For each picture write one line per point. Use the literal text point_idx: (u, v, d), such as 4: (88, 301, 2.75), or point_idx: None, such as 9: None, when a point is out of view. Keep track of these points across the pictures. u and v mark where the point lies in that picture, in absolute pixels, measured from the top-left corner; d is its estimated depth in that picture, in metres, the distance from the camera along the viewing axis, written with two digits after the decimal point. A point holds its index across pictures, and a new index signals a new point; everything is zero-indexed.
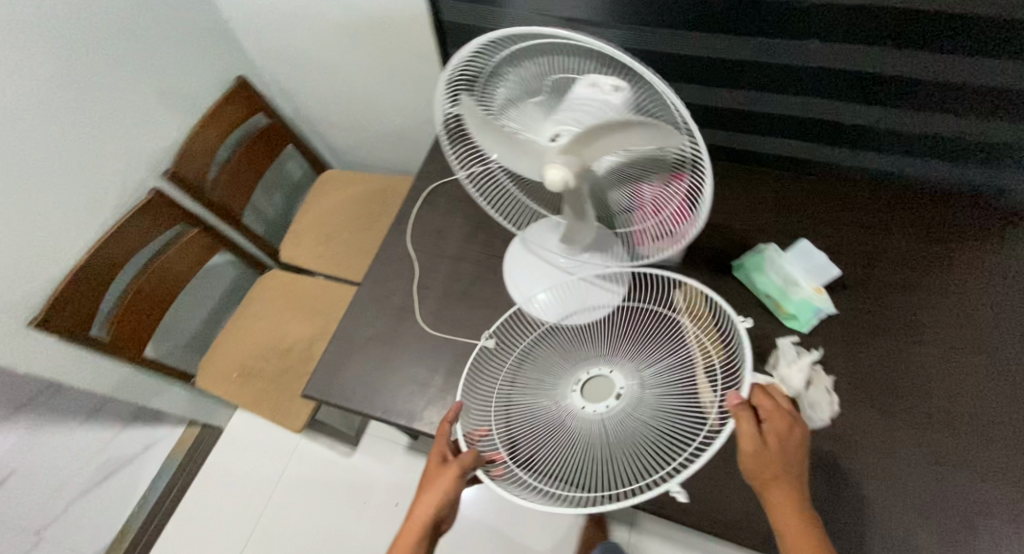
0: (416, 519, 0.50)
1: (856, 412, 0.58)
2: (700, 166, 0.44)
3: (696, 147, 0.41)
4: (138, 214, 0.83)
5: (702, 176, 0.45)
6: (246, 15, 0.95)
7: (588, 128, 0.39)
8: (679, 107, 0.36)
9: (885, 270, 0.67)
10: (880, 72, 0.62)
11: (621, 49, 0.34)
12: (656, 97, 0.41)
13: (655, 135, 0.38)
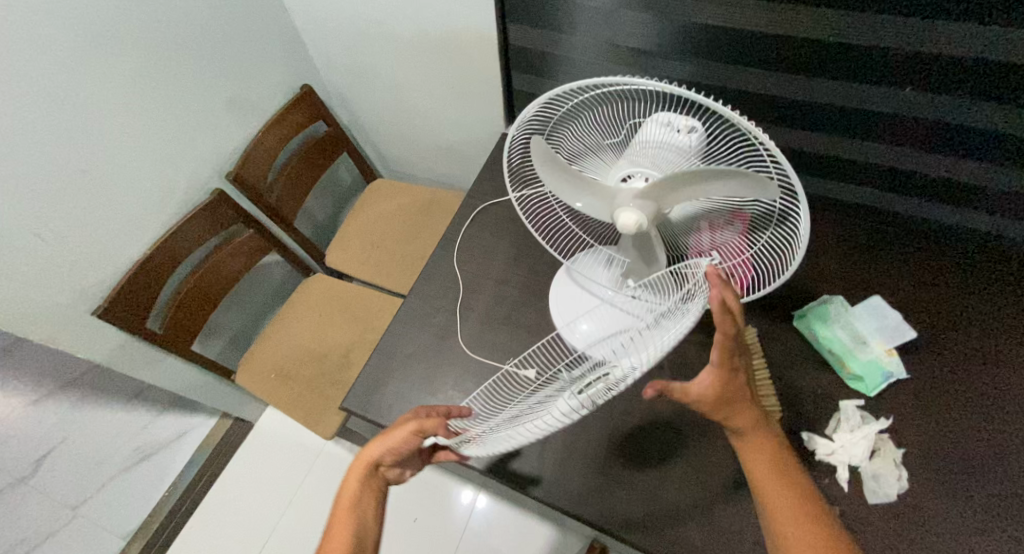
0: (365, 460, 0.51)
1: (928, 492, 0.53)
2: (789, 219, 0.45)
3: (794, 199, 0.43)
4: (199, 214, 0.87)
5: (787, 231, 0.46)
6: (318, 28, 0.99)
7: (670, 177, 0.39)
8: (779, 161, 0.35)
9: (965, 336, 0.62)
10: (979, 126, 0.58)
11: (723, 103, 0.34)
12: (750, 146, 0.44)
13: (752, 186, 0.37)
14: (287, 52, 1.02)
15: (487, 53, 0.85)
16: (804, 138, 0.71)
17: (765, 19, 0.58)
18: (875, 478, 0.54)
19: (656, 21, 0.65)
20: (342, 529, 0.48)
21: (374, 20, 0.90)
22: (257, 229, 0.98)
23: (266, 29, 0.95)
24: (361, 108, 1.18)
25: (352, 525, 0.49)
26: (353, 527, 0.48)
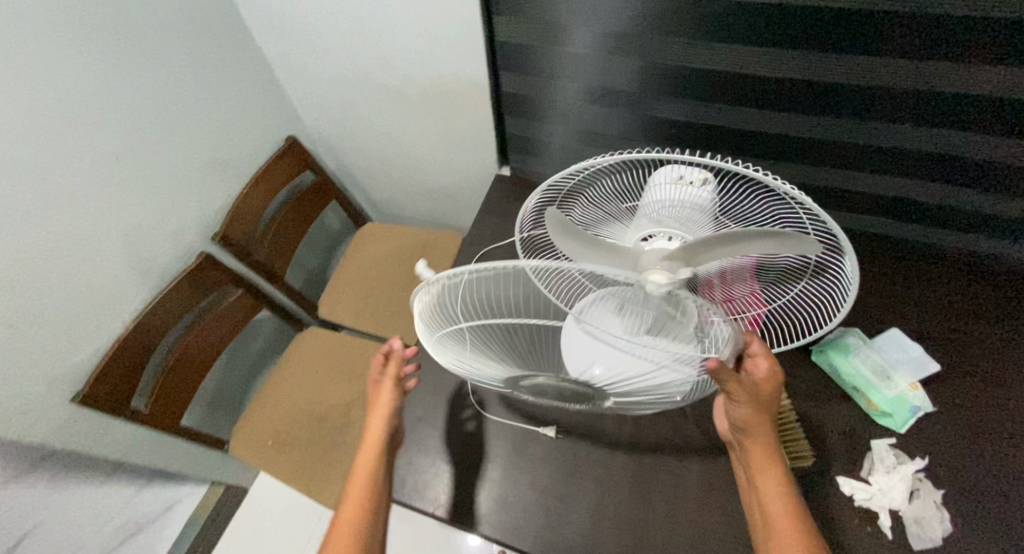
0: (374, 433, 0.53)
1: (973, 532, 0.52)
2: (822, 273, 0.47)
3: (831, 258, 0.45)
4: (186, 280, 0.83)
5: (819, 282, 0.48)
6: (300, 80, 0.98)
7: (710, 242, 0.38)
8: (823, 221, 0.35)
9: (983, 362, 0.62)
10: (977, 160, 0.59)
11: (770, 172, 0.34)
12: (777, 209, 0.45)
13: (792, 246, 0.37)
14: (269, 104, 1.00)
15: (477, 100, 0.85)
16: (802, 171, 0.70)
17: (761, 60, 0.58)
18: (917, 521, 0.52)
19: (649, 67, 0.65)
20: (356, 500, 0.49)
21: (360, 70, 0.89)
22: (245, 289, 0.95)
23: (247, 82, 0.93)
24: (348, 154, 1.16)
25: (364, 493, 0.50)
26: (367, 493, 0.50)
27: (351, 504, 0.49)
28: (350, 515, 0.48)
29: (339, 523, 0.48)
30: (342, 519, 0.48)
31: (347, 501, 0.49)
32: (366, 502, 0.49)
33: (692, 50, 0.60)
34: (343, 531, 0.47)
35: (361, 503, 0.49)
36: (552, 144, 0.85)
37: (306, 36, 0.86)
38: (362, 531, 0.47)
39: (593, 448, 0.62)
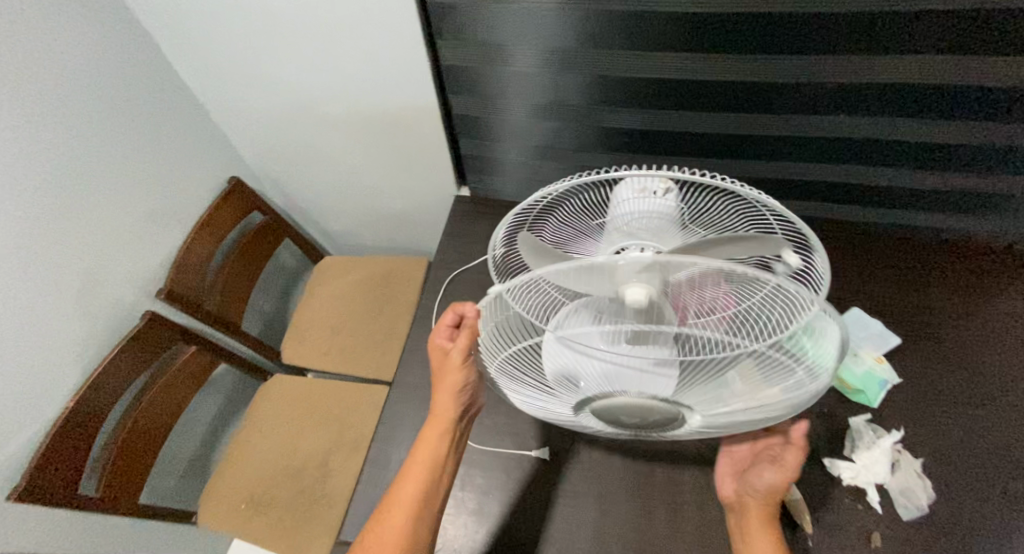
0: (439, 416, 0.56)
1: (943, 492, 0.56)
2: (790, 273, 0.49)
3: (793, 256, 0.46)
4: (133, 344, 0.76)
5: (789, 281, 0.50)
6: (237, 118, 0.93)
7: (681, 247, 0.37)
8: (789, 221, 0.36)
9: (936, 329, 0.68)
10: (907, 142, 0.63)
11: (741, 182, 0.35)
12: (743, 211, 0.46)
13: (760, 247, 0.38)
14: (205, 146, 0.95)
15: (427, 125, 0.83)
16: (748, 168, 0.74)
17: (698, 67, 0.60)
18: (904, 493, 0.55)
19: (595, 81, 0.66)
20: (409, 490, 0.55)
21: (301, 103, 0.86)
22: (200, 346, 0.88)
23: (178, 127, 0.88)
24: (297, 189, 1.11)
25: (416, 488, 0.55)
26: (415, 490, 0.54)
27: (405, 495, 0.54)
28: (403, 504, 0.54)
29: (394, 505, 0.54)
30: (395, 503, 0.54)
31: (401, 486, 0.55)
32: (419, 495, 0.54)
33: (635, 61, 0.62)
34: (395, 516, 0.53)
35: (415, 492, 0.54)
36: (509, 162, 0.86)
37: (238, 72, 0.82)
38: (411, 520, 0.53)
39: (589, 465, 0.62)
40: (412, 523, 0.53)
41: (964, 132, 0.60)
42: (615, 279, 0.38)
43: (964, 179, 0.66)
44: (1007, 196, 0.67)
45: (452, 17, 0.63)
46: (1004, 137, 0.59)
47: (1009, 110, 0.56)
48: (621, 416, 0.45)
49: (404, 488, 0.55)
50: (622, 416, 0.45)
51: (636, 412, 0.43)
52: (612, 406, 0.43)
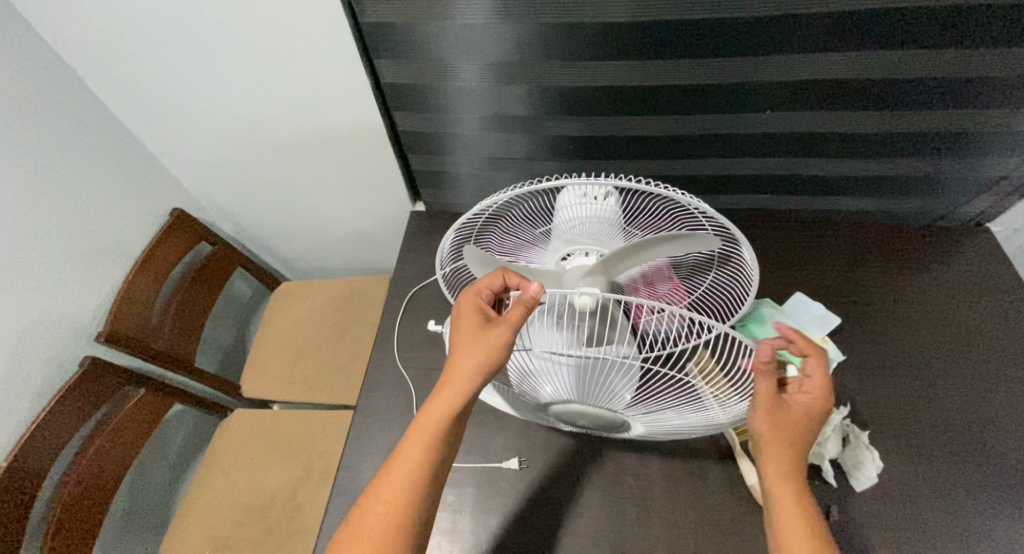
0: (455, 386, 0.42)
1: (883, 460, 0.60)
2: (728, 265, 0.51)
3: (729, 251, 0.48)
4: (74, 394, 0.72)
5: (728, 273, 0.52)
6: (174, 146, 0.90)
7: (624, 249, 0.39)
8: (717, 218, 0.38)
9: (871, 307, 0.74)
10: (830, 133, 0.67)
11: (668, 186, 0.36)
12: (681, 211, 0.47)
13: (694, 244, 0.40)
14: (139, 179, 0.91)
15: (375, 143, 0.83)
16: (690, 165, 0.76)
17: (629, 72, 0.62)
18: (855, 466, 0.59)
19: (536, 92, 0.67)
20: (406, 471, 0.44)
21: (242, 129, 0.84)
22: (151, 388, 0.84)
23: (106, 162, 0.84)
24: (247, 215, 1.08)
25: (417, 470, 0.44)
26: (415, 472, 0.43)
27: (401, 474, 0.43)
28: (399, 484, 0.43)
29: (388, 482, 0.44)
30: (390, 482, 0.44)
31: (398, 462, 0.44)
32: (417, 477, 0.43)
33: (571, 70, 0.63)
34: (387, 495, 0.43)
35: (412, 476, 0.43)
36: (461, 174, 0.86)
37: (171, 101, 0.79)
38: (402, 512, 0.43)
39: (557, 470, 0.63)
40: (405, 511, 0.43)
41: (877, 121, 0.64)
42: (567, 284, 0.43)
43: (883, 165, 0.71)
44: (922, 178, 0.72)
45: (387, 36, 0.63)
46: (913, 125, 0.64)
47: (914, 100, 0.61)
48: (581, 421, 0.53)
49: (400, 465, 0.44)
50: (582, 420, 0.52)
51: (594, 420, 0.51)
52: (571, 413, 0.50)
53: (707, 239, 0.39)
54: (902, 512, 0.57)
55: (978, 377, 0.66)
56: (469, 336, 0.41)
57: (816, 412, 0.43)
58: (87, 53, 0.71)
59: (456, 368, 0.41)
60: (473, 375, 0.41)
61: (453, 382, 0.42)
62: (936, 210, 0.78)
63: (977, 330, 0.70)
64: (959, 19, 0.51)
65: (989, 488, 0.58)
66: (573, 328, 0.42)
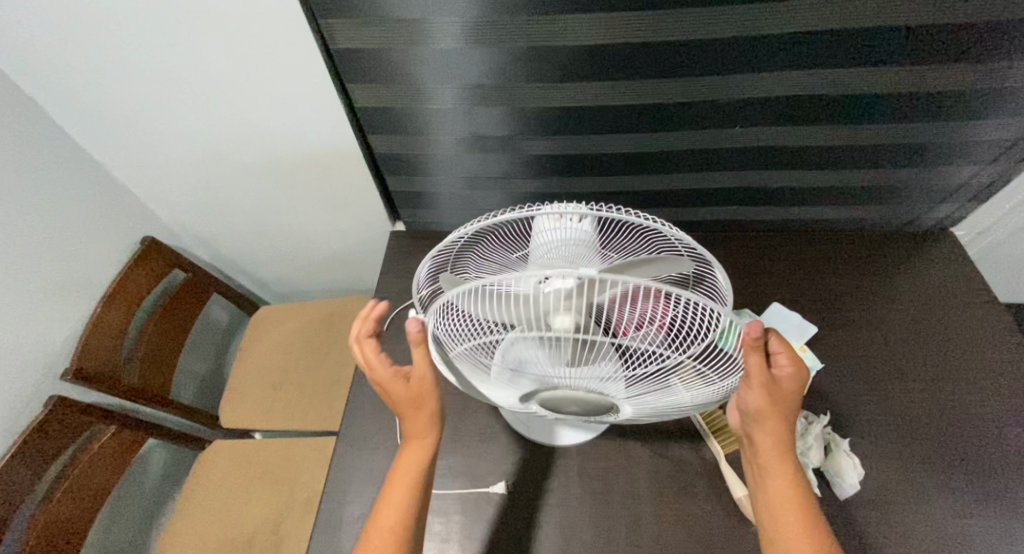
0: (416, 436, 0.50)
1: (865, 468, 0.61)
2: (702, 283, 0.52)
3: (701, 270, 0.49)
4: (39, 436, 0.68)
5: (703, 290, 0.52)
6: (142, 174, 0.88)
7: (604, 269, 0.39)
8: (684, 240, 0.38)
9: (846, 314, 0.75)
10: (799, 147, 0.69)
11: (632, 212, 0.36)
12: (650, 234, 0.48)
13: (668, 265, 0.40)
14: (106, 208, 0.88)
15: (350, 165, 0.82)
16: (664, 180, 0.78)
17: (600, 93, 0.63)
18: (837, 474, 0.59)
19: (510, 113, 0.68)
20: (391, 514, 0.48)
21: (214, 154, 0.82)
22: (121, 424, 0.81)
23: (70, 193, 0.82)
24: (222, 240, 1.06)
25: (403, 510, 0.48)
26: (402, 512, 0.48)
27: (387, 519, 0.48)
28: (386, 528, 0.47)
29: (374, 532, 0.47)
30: (377, 529, 0.47)
31: (382, 510, 0.48)
32: (403, 519, 0.48)
33: (543, 91, 0.64)
34: (377, 544, 0.46)
35: (399, 518, 0.48)
36: (440, 194, 0.86)
37: (139, 129, 0.77)
38: (397, 551, 0.46)
39: (546, 492, 0.62)
40: (398, 551, 0.47)
41: (840, 134, 0.66)
42: (542, 309, 0.39)
43: (849, 175, 0.73)
44: (887, 187, 0.75)
45: (357, 61, 0.63)
46: (876, 137, 0.66)
47: (875, 114, 0.63)
48: (572, 407, 0.50)
49: (386, 510, 0.48)
50: (572, 407, 0.49)
51: (586, 403, 0.48)
52: (559, 398, 0.47)
53: (680, 261, 0.39)
54: (884, 518, 0.58)
55: (952, 378, 0.68)
56: (414, 391, 0.48)
57: (800, 382, 0.44)
58: (47, 83, 0.69)
59: (419, 416, 0.49)
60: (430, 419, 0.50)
61: (408, 431, 0.50)
62: (902, 216, 0.80)
63: (949, 332, 0.72)
64: (912, 38, 0.53)
65: (967, 488, 0.59)
66: (555, 350, 0.41)
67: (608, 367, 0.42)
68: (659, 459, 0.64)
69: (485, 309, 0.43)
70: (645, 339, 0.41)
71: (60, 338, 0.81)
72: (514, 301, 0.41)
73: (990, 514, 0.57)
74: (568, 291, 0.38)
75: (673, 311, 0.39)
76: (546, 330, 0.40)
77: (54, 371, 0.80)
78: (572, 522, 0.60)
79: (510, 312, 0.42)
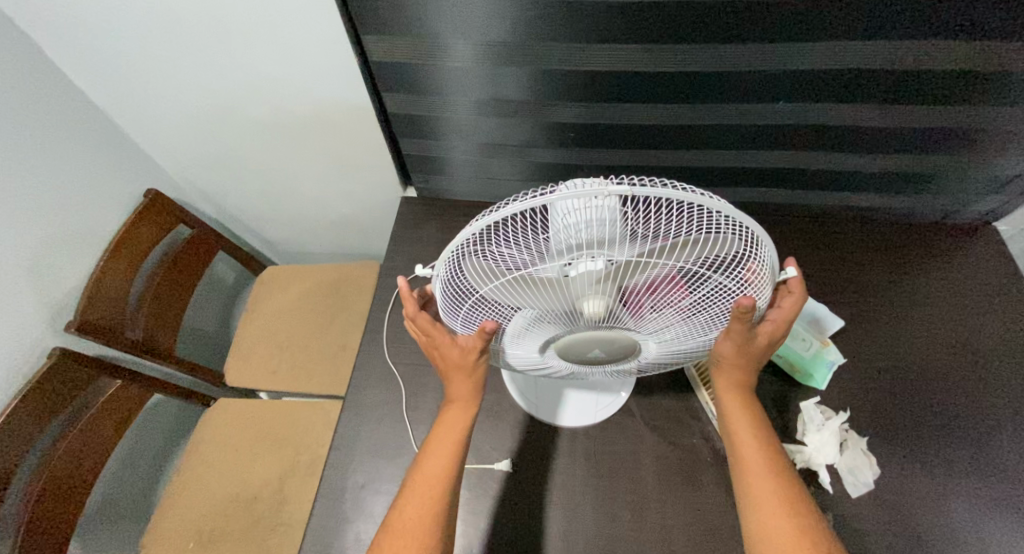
0: (457, 401, 0.50)
1: (881, 468, 0.60)
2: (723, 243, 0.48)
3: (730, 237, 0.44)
4: (44, 387, 0.68)
5: None
6: (147, 124, 0.84)
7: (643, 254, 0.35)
8: (736, 223, 0.34)
9: (876, 307, 0.72)
10: (847, 126, 0.64)
11: (695, 193, 0.31)
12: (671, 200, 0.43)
13: (713, 247, 0.36)
14: (107, 157, 0.85)
15: (362, 123, 0.78)
16: (696, 156, 0.73)
17: (635, 56, 0.58)
18: (851, 470, 0.59)
19: (535, 76, 0.63)
20: (438, 465, 0.48)
21: (218, 106, 0.78)
22: (127, 379, 0.81)
23: (70, 142, 0.79)
24: (229, 196, 1.03)
25: (448, 459, 0.48)
26: (448, 462, 0.48)
27: (433, 468, 0.47)
28: (433, 476, 0.47)
29: (420, 479, 0.47)
30: (423, 479, 0.47)
31: (426, 461, 0.48)
32: (447, 472, 0.47)
33: (574, 52, 0.59)
34: (422, 489, 0.46)
35: (444, 469, 0.47)
36: (455, 159, 0.82)
37: (143, 76, 0.73)
38: (439, 499, 0.46)
39: (552, 473, 0.62)
40: (443, 497, 0.46)
41: (896, 115, 0.61)
42: (571, 294, 0.38)
43: (897, 160, 0.68)
44: (935, 175, 0.69)
45: (372, 9, 0.58)
46: (930, 119, 0.61)
47: (935, 94, 0.57)
48: (594, 350, 0.47)
49: (432, 459, 0.48)
50: (595, 350, 0.47)
51: (609, 345, 0.46)
52: (578, 341, 0.45)
53: (727, 239, 0.35)
54: (893, 518, 0.57)
55: (983, 381, 0.65)
56: (463, 358, 0.47)
57: (782, 330, 0.45)
58: (41, 20, 0.64)
59: (463, 382, 0.49)
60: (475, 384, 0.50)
61: (459, 397, 0.50)
62: (946, 208, 0.76)
63: (981, 332, 0.69)
64: (994, 6, 0.47)
65: (988, 496, 0.57)
66: (574, 320, 0.42)
67: (629, 334, 0.44)
68: (670, 447, 0.63)
69: (507, 290, 0.40)
70: (667, 315, 0.41)
71: (63, 289, 0.80)
72: (540, 285, 0.38)
73: (1009, 521, 0.56)
74: (599, 275, 0.36)
75: (708, 282, 0.39)
76: (571, 308, 0.40)
77: (58, 323, 0.79)
78: (577, 504, 0.60)
79: (533, 293, 0.39)
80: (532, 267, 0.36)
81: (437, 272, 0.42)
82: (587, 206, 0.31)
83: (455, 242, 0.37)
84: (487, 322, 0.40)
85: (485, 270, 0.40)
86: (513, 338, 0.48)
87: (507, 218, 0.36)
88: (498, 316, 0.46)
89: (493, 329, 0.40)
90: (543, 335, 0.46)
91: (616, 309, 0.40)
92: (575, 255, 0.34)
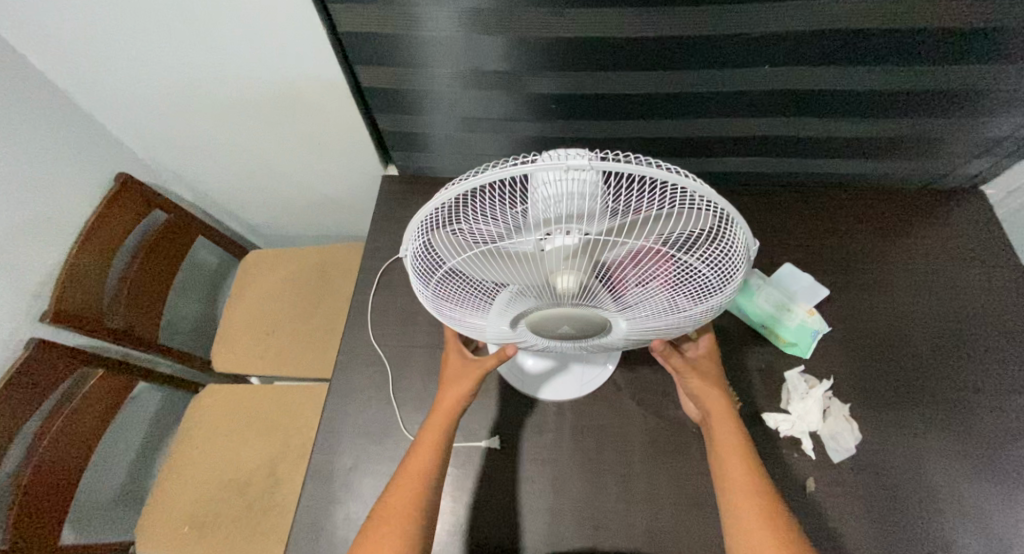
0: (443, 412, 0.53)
1: (864, 433, 0.61)
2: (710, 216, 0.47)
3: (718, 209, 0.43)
4: (22, 379, 0.67)
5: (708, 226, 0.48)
6: (110, 105, 0.81)
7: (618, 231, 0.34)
8: (719, 202, 0.33)
9: (860, 272, 0.72)
10: (834, 91, 0.62)
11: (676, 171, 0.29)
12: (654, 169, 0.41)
13: (694, 222, 0.34)
14: (72, 142, 0.82)
15: (336, 99, 0.75)
16: (680, 126, 0.71)
17: (617, 21, 0.56)
18: (833, 437, 0.60)
19: (514, 42, 0.60)
20: (421, 461, 0.50)
21: (184, 84, 0.74)
22: (110, 367, 0.80)
23: (30, 127, 0.75)
24: (205, 178, 1.00)
25: (431, 457, 0.50)
26: (430, 458, 0.50)
27: (417, 464, 0.50)
28: (415, 472, 0.49)
29: (404, 474, 0.49)
30: (407, 474, 0.49)
31: (411, 457, 0.51)
32: (430, 472, 0.49)
33: (550, 17, 0.56)
34: (403, 486, 0.48)
35: (426, 470, 0.49)
36: (435, 134, 0.80)
37: (101, 56, 0.69)
38: (419, 492, 0.48)
39: (539, 448, 0.62)
40: (421, 491, 0.48)
41: (886, 77, 0.59)
42: (545, 268, 0.37)
43: (886, 124, 0.67)
44: (925, 138, 0.68)
45: None
46: (918, 81, 0.59)
47: (924, 53, 0.56)
48: (564, 326, 0.47)
49: (417, 456, 0.50)
50: (565, 327, 0.47)
51: (578, 321, 0.45)
52: (551, 318, 0.45)
53: (702, 215, 0.34)
54: (874, 481, 0.58)
55: (964, 343, 0.66)
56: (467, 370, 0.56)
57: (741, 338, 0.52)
58: None
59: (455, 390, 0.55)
60: (465, 395, 0.54)
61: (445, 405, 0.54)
62: (933, 172, 0.75)
63: (964, 295, 0.69)
64: None
65: (966, 456, 0.59)
66: (550, 296, 0.41)
67: (606, 310, 0.43)
68: (656, 420, 0.63)
69: (480, 264, 0.40)
70: (644, 292, 0.40)
71: (33, 280, 0.77)
72: (515, 260, 0.37)
73: (982, 478, 0.58)
74: (573, 250, 0.35)
75: (685, 259, 0.38)
76: (544, 283, 0.39)
77: (32, 315, 0.77)
78: (565, 478, 0.60)
79: (506, 267, 0.38)
80: (507, 241, 0.35)
81: (409, 243, 0.41)
82: (561, 177, 0.30)
83: (428, 212, 0.36)
84: (508, 348, 0.53)
85: (456, 243, 0.39)
86: (490, 313, 0.47)
87: (479, 187, 0.34)
88: (475, 290, 0.45)
89: (513, 354, 0.52)
90: (518, 311, 0.45)
91: (589, 286, 0.39)
92: (549, 228, 0.33)
